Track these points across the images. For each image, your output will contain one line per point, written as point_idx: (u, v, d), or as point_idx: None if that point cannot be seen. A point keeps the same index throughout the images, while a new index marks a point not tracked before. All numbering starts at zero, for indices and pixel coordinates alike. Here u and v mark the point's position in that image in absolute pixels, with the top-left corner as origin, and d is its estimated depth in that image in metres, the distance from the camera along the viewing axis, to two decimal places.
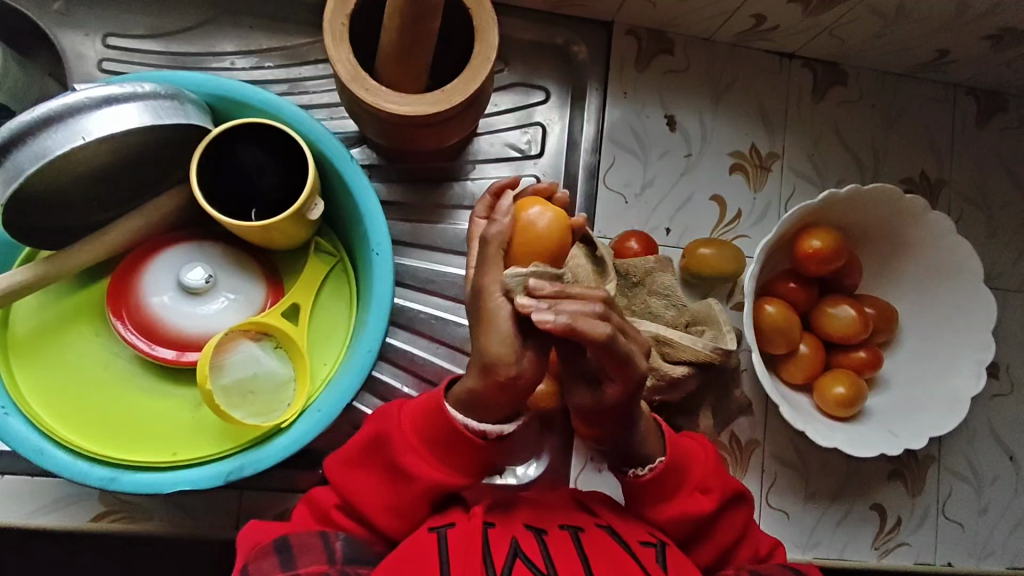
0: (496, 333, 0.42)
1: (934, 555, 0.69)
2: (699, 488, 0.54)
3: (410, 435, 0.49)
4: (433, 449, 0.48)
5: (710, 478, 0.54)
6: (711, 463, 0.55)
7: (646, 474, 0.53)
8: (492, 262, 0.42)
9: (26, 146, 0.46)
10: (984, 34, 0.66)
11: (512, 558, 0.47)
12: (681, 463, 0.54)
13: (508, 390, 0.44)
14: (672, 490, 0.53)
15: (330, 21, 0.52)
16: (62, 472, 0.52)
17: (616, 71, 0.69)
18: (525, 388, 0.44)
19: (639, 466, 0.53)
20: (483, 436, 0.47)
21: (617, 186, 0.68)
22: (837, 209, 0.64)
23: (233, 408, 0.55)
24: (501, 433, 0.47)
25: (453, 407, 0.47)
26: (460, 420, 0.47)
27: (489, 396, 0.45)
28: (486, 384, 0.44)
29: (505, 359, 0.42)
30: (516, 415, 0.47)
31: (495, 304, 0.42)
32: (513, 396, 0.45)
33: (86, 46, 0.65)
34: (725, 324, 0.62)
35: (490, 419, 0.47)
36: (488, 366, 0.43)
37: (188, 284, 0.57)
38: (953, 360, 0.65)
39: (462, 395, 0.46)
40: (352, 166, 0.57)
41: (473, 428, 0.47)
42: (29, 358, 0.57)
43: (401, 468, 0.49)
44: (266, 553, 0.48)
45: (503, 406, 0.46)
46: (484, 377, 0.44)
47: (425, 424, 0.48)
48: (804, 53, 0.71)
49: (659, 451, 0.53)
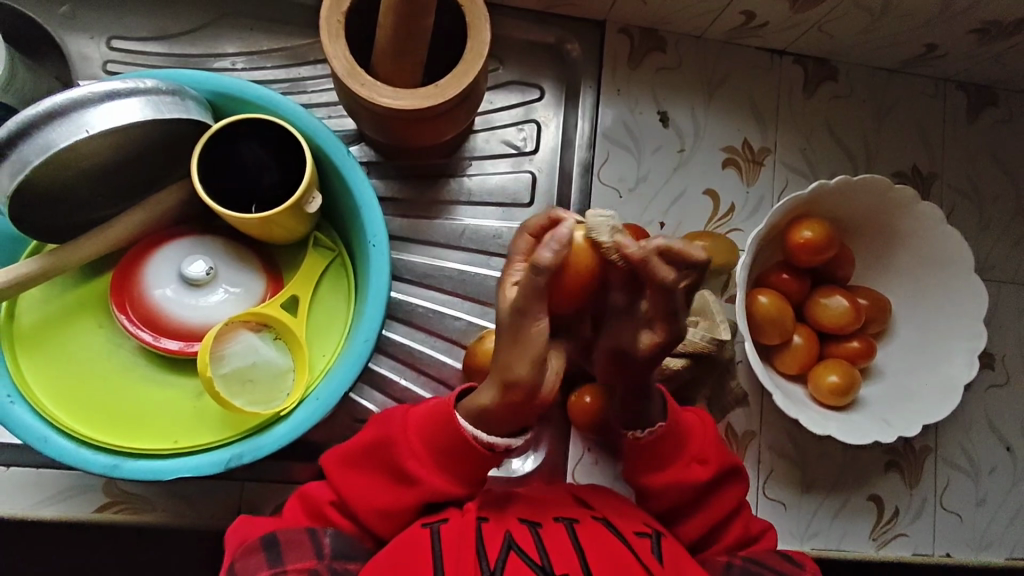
0: (529, 359, 0.40)
1: (932, 546, 0.69)
2: (696, 458, 0.55)
3: (413, 442, 0.50)
4: (433, 456, 0.49)
5: (708, 449, 0.56)
6: (710, 436, 0.57)
7: (645, 437, 0.54)
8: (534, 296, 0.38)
9: (31, 139, 0.48)
10: (969, 28, 0.67)
11: (506, 550, 0.47)
12: (681, 434, 0.55)
13: (528, 404, 0.43)
14: (669, 459, 0.55)
15: (326, 19, 0.54)
16: (63, 458, 0.53)
17: (608, 69, 0.70)
18: (537, 406, 0.44)
19: (639, 428, 0.54)
20: (489, 448, 0.48)
21: (611, 182, 0.69)
22: (828, 201, 0.65)
23: (233, 396, 0.56)
24: (508, 446, 0.48)
25: (463, 418, 0.47)
26: (468, 431, 0.47)
27: (502, 411, 0.44)
28: (501, 400, 0.43)
29: (530, 381, 0.41)
30: (525, 430, 0.48)
31: (534, 330, 0.40)
32: (528, 411, 0.44)
33: (91, 49, 0.67)
34: (718, 314, 0.63)
35: (497, 433, 0.47)
36: (511, 385, 0.41)
37: (190, 276, 0.59)
38: (943, 348, 0.66)
39: (473, 407, 0.46)
40: (349, 161, 0.58)
41: (481, 440, 0.47)
42: (34, 349, 0.58)
43: (401, 470, 0.50)
44: (253, 549, 0.49)
45: (516, 420, 0.45)
46: (502, 395, 0.43)
47: (428, 433, 0.49)
48: (793, 49, 0.72)
49: (660, 416, 0.54)
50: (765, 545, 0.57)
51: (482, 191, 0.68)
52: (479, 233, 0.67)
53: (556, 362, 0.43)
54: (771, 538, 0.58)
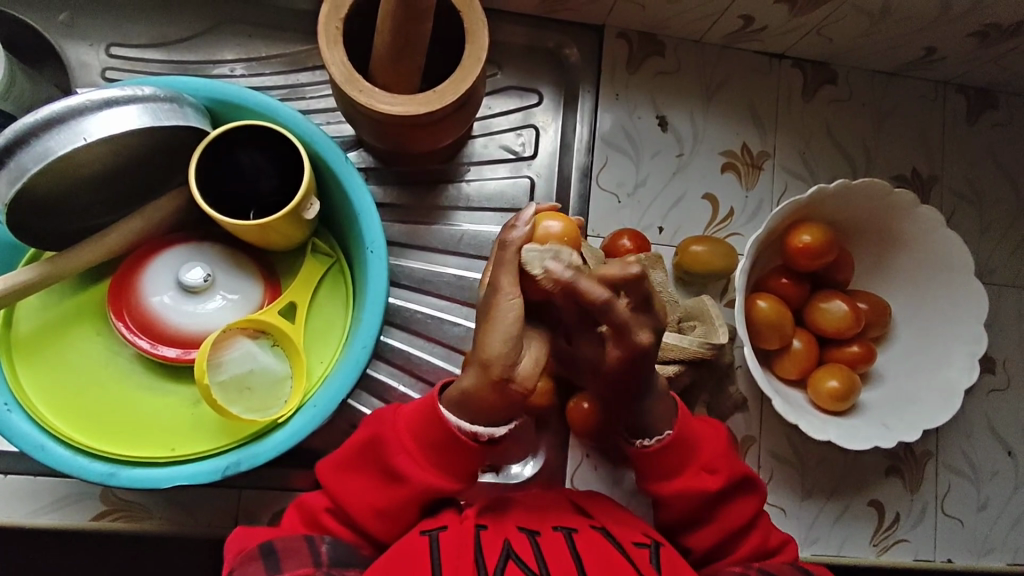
0: (500, 336, 0.41)
1: (933, 551, 0.69)
2: (706, 468, 0.55)
3: (405, 440, 0.49)
4: (426, 453, 0.49)
5: (718, 459, 0.55)
6: (721, 445, 0.56)
7: (654, 446, 0.53)
8: (507, 266, 0.42)
9: (29, 147, 0.48)
10: (969, 31, 0.67)
11: (504, 559, 0.47)
12: (690, 441, 0.54)
13: (506, 391, 0.42)
14: (678, 471, 0.54)
15: (324, 25, 0.54)
16: (60, 467, 0.53)
17: (607, 73, 0.70)
18: (518, 395, 0.43)
19: (646, 437, 0.53)
20: (474, 437, 0.47)
21: (610, 186, 0.69)
22: (828, 205, 0.65)
23: (231, 403, 0.56)
24: (493, 435, 0.47)
25: (448, 410, 0.47)
26: (452, 422, 0.47)
27: (482, 397, 0.43)
28: (482, 384, 0.43)
29: (504, 359, 0.41)
30: (509, 419, 0.46)
31: (504, 300, 0.41)
32: (509, 400, 0.43)
33: (90, 56, 0.67)
34: (716, 318, 0.63)
35: (480, 422, 0.46)
36: (487, 364, 0.41)
37: (187, 283, 0.59)
38: (944, 353, 0.65)
39: (456, 396, 0.45)
40: (348, 169, 0.58)
41: (465, 429, 0.46)
42: (32, 357, 0.58)
43: (395, 473, 0.50)
44: (251, 558, 0.48)
45: (498, 408, 0.44)
46: (481, 377, 0.42)
47: (419, 429, 0.49)
48: (793, 53, 0.72)
49: (669, 423, 0.52)
50: (784, 558, 0.56)
51: (480, 196, 0.68)
52: (477, 238, 0.67)
53: (539, 353, 0.44)
54: (789, 550, 0.58)
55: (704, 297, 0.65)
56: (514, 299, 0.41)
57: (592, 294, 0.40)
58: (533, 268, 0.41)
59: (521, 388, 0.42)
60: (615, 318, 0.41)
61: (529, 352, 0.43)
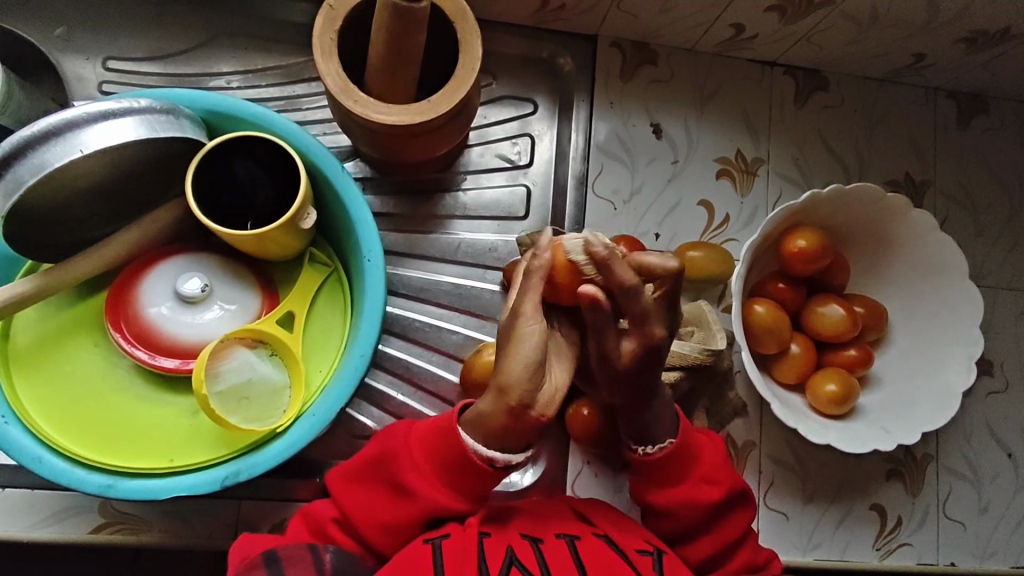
0: (521, 363, 0.43)
1: (936, 555, 0.69)
2: (705, 479, 0.55)
3: (415, 457, 0.49)
4: (437, 471, 0.49)
5: (718, 471, 0.56)
6: (721, 457, 0.57)
7: (654, 453, 0.54)
8: (532, 290, 0.44)
9: (26, 159, 0.48)
10: (957, 36, 0.67)
11: (508, 565, 0.47)
12: (691, 452, 0.55)
13: (522, 418, 0.44)
14: (677, 477, 0.55)
15: (319, 37, 0.54)
16: (59, 479, 0.52)
17: (602, 81, 0.71)
18: (532, 422, 0.45)
19: (648, 444, 0.55)
20: (489, 462, 0.48)
21: (605, 194, 0.69)
22: (821, 211, 0.65)
23: (230, 413, 0.55)
24: (508, 462, 0.47)
25: (465, 432, 0.47)
26: (469, 445, 0.47)
27: (498, 419, 0.45)
28: (499, 409, 0.45)
29: (524, 386, 0.43)
30: (526, 446, 0.47)
31: (529, 331, 0.43)
32: (524, 425, 0.45)
33: (87, 70, 0.67)
34: (714, 324, 0.63)
35: (496, 447, 0.47)
36: (506, 390, 0.44)
37: (184, 293, 0.59)
38: (941, 355, 0.66)
39: (472, 417, 0.47)
40: (349, 183, 0.58)
41: (481, 453, 0.47)
42: (27, 370, 0.58)
43: (402, 485, 0.50)
44: (255, 566, 0.47)
45: (512, 433, 0.46)
46: (499, 403, 0.44)
47: (433, 448, 0.49)
48: (784, 60, 0.73)
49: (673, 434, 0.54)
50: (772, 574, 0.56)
51: (477, 206, 0.68)
52: (474, 246, 0.68)
53: (557, 382, 0.46)
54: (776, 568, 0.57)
55: (701, 302, 0.65)
56: (537, 326, 0.43)
57: (624, 278, 0.43)
58: (575, 254, 0.44)
59: (538, 415, 0.45)
60: (635, 308, 0.44)
61: (548, 382, 0.46)
